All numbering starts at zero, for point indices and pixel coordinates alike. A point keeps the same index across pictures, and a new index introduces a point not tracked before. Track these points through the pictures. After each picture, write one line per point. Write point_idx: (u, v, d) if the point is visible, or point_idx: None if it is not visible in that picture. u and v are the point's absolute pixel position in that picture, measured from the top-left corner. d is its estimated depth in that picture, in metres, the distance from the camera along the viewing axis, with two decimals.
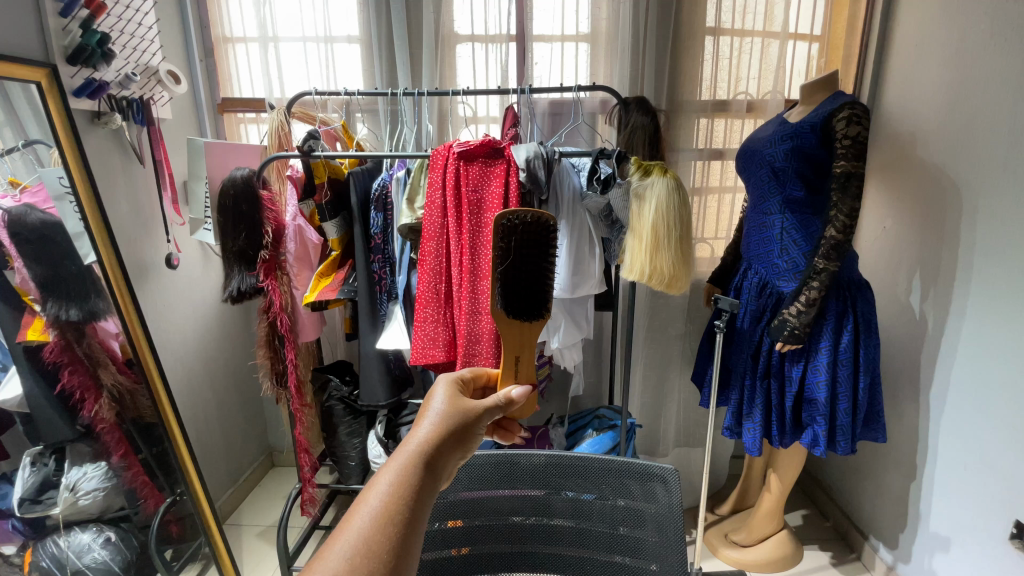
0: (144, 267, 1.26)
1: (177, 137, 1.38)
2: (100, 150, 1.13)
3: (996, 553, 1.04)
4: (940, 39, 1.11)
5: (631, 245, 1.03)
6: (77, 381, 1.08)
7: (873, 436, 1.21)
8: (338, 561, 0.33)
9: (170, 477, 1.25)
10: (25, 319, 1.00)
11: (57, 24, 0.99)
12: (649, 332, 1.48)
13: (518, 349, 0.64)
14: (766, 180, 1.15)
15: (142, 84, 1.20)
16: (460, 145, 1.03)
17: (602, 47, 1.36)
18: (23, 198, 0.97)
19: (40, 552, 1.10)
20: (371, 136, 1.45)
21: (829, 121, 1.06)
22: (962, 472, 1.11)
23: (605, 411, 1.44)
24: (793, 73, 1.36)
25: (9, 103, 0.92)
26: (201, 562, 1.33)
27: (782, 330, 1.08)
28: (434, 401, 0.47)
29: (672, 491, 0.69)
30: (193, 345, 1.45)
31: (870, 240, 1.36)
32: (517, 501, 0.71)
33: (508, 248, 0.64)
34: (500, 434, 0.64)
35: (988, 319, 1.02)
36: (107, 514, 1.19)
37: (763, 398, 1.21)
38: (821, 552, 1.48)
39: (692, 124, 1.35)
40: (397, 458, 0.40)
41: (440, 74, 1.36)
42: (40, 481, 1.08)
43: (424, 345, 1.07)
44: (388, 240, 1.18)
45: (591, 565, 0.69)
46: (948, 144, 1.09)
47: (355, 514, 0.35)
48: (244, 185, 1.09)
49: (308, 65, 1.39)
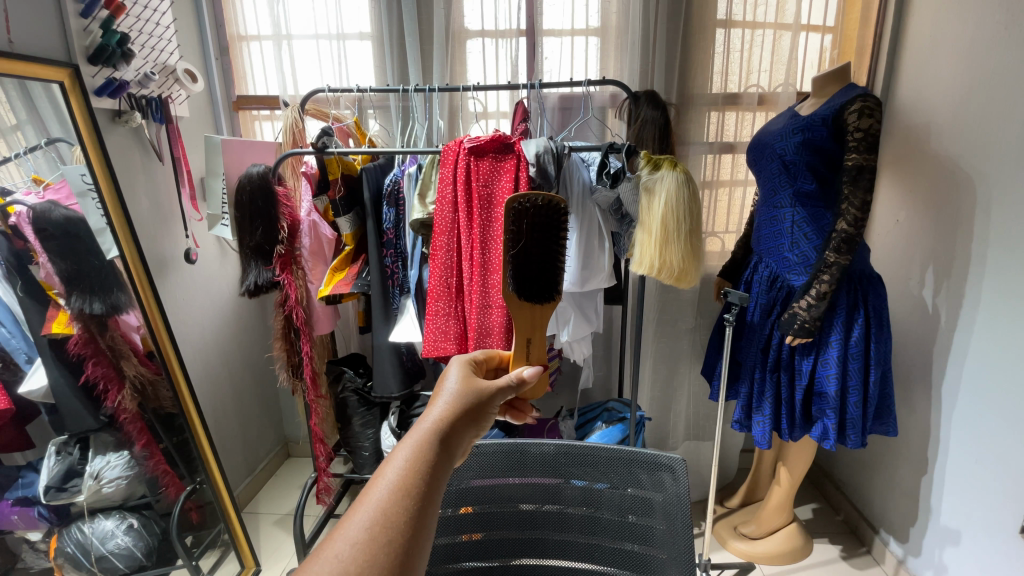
0: (163, 261, 1.29)
1: (194, 134, 1.41)
2: (121, 148, 1.15)
3: (1007, 546, 1.04)
4: (954, 29, 1.10)
5: (641, 239, 1.04)
6: (100, 372, 1.12)
7: (884, 430, 1.20)
8: (357, 529, 0.35)
9: (191, 466, 1.29)
10: (50, 311, 1.04)
11: (78, 24, 1.02)
12: (659, 325, 1.48)
13: (530, 332, 0.66)
14: (777, 173, 1.16)
15: (161, 83, 1.23)
16: (470, 140, 1.04)
17: (612, 41, 1.36)
18: (47, 195, 1.00)
19: (65, 538, 1.15)
20: (383, 132, 1.47)
21: (841, 113, 1.05)
22: (973, 466, 1.10)
23: (615, 403, 1.46)
24: (805, 65, 1.35)
25: (32, 103, 0.94)
26: (220, 548, 1.38)
27: (793, 323, 1.08)
28: (447, 383, 0.49)
29: (680, 480, 0.69)
30: (210, 338, 1.48)
31: (882, 233, 1.35)
32: (528, 489, 0.73)
33: (520, 231, 0.66)
34: (512, 414, 0.66)
35: (1000, 313, 1.02)
36: (129, 501, 1.22)
37: (772, 390, 1.22)
38: (831, 545, 1.48)
39: (703, 118, 1.35)
40: (413, 435, 0.41)
41: (451, 70, 1.38)
42: (65, 469, 1.13)
43: (435, 338, 1.09)
44: (399, 235, 1.21)
45: (599, 553, 0.71)
46: (961, 136, 1.09)
47: (372, 487, 0.37)
48: (260, 181, 1.11)
49: (321, 63, 1.41)
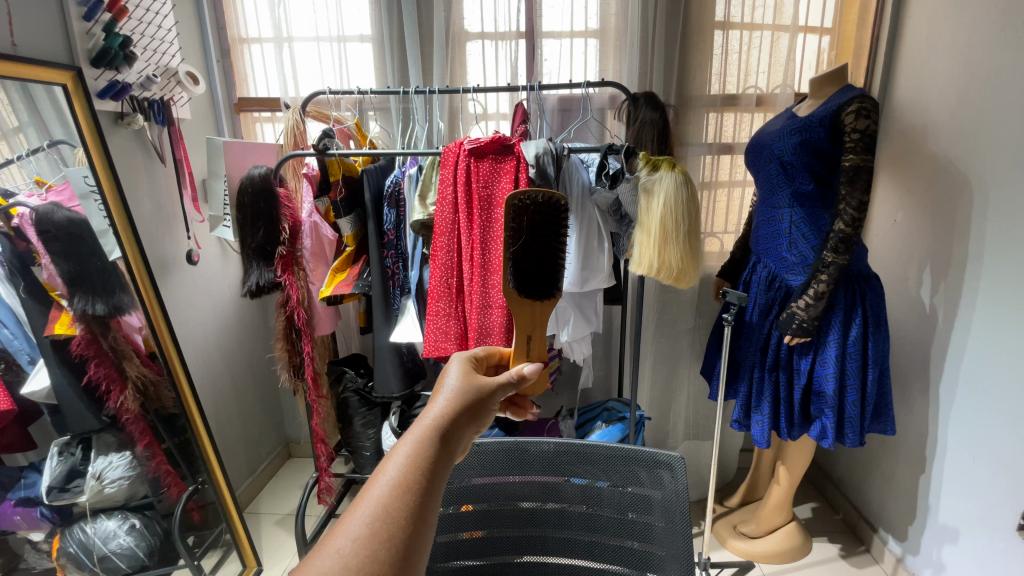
0: (165, 262, 1.29)
1: (196, 136, 1.42)
2: (123, 150, 1.16)
3: (1004, 544, 1.05)
4: (951, 30, 1.11)
5: (640, 240, 1.04)
6: (103, 372, 1.12)
7: (882, 428, 1.21)
8: (358, 525, 0.35)
9: (193, 466, 1.30)
10: (53, 313, 1.05)
11: (81, 27, 1.03)
12: (658, 326, 1.49)
13: (530, 329, 0.67)
14: (774, 174, 1.16)
15: (162, 85, 1.24)
16: (471, 142, 1.05)
17: (611, 42, 1.37)
18: (49, 197, 1.01)
19: (67, 539, 1.16)
20: (384, 134, 1.48)
21: (837, 115, 1.06)
22: (971, 464, 1.11)
23: (615, 402, 1.47)
24: (803, 66, 1.36)
25: (35, 105, 0.95)
26: (222, 548, 1.39)
27: (791, 322, 1.09)
28: (448, 379, 0.50)
29: (679, 477, 0.70)
30: (212, 339, 1.49)
31: (880, 233, 1.36)
32: (528, 487, 0.74)
33: (520, 228, 0.67)
34: (512, 410, 0.67)
35: (997, 313, 1.03)
36: (132, 501, 1.23)
37: (771, 390, 1.23)
38: (831, 544, 1.49)
39: (701, 119, 1.35)
40: (413, 431, 0.42)
41: (450, 72, 1.39)
42: (67, 469, 1.13)
43: (435, 338, 1.09)
44: (400, 236, 1.21)
45: (599, 550, 0.71)
46: (958, 136, 1.09)
47: (373, 483, 0.38)
48: (262, 182, 1.13)
49: (322, 66, 1.42)
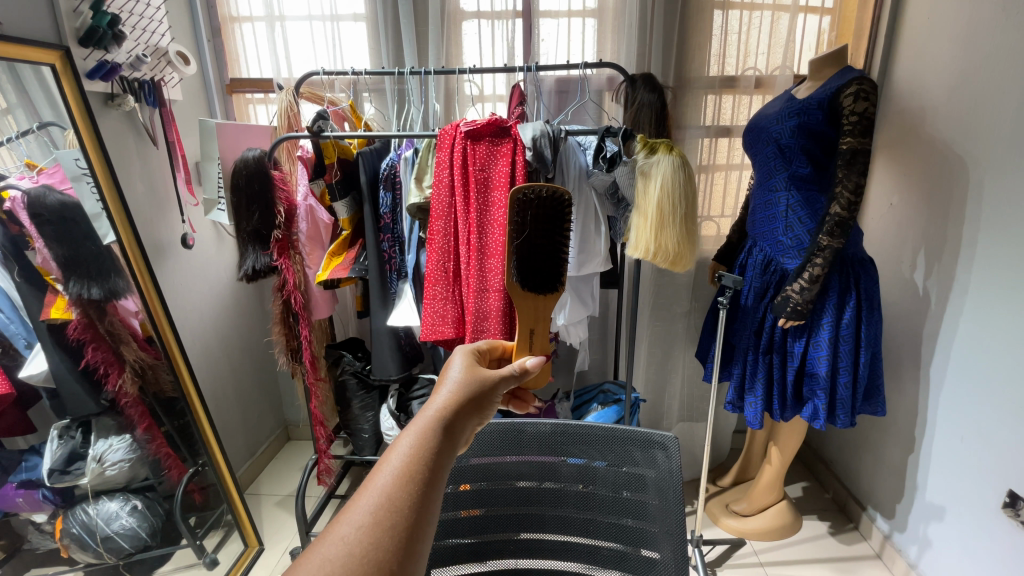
0: (160, 246, 1.29)
1: (188, 118, 1.40)
2: (114, 132, 1.15)
3: (988, 521, 1.07)
4: (952, 10, 1.10)
5: (636, 223, 1.04)
6: (100, 356, 1.13)
7: (872, 410, 1.23)
8: (362, 514, 0.36)
9: (192, 448, 1.31)
10: (48, 297, 1.04)
11: (68, 6, 1.00)
12: (654, 309, 1.50)
13: (533, 322, 0.68)
14: (772, 157, 1.16)
15: (153, 65, 1.21)
16: (466, 124, 1.04)
17: (608, 23, 1.35)
18: (41, 180, 0.99)
19: (71, 519, 1.16)
20: (379, 116, 1.46)
21: (836, 97, 1.05)
22: (959, 444, 1.13)
23: (610, 385, 1.49)
24: (803, 47, 1.34)
25: (21, 86, 0.93)
26: (223, 528, 1.41)
27: (785, 306, 1.10)
28: (451, 372, 0.50)
29: (672, 457, 0.72)
30: (209, 322, 1.49)
31: (875, 218, 1.37)
32: (525, 467, 0.75)
33: (524, 221, 0.69)
34: (516, 403, 0.70)
35: (989, 296, 1.04)
36: (133, 484, 1.24)
37: (764, 372, 1.24)
38: (820, 522, 1.53)
39: (699, 101, 1.34)
40: (418, 422, 0.43)
41: (446, 52, 1.37)
42: (67, 452, 1.13)
43: (434, 321, 1.11)
44: (397, 220, 1.22)
45: (595, 527, 0.73)
46: (956, 119, 1.09)
47: (377, 473, 0.38)
48: (256, 165, 1.10)
49: (315, 45, 1.40)
